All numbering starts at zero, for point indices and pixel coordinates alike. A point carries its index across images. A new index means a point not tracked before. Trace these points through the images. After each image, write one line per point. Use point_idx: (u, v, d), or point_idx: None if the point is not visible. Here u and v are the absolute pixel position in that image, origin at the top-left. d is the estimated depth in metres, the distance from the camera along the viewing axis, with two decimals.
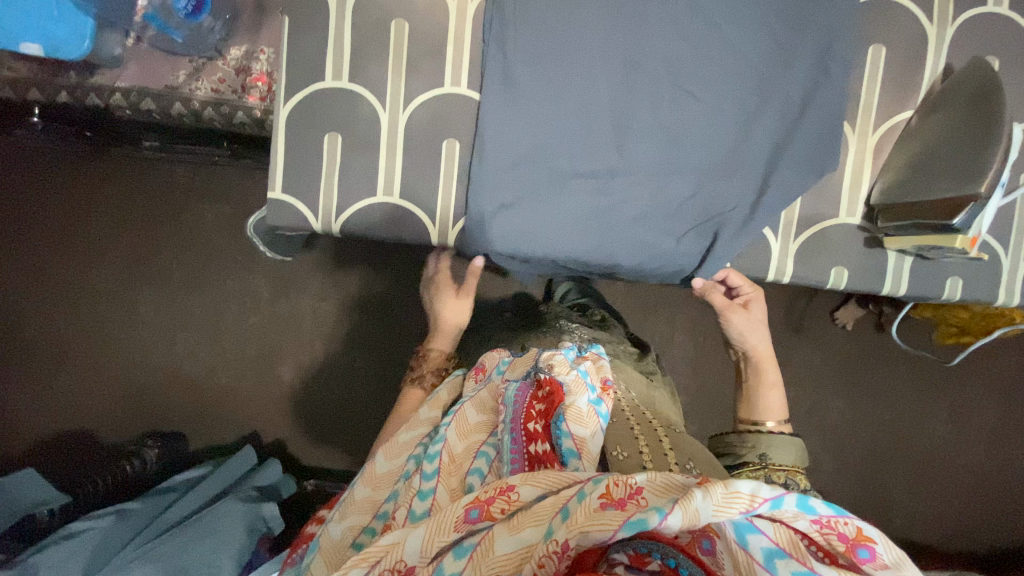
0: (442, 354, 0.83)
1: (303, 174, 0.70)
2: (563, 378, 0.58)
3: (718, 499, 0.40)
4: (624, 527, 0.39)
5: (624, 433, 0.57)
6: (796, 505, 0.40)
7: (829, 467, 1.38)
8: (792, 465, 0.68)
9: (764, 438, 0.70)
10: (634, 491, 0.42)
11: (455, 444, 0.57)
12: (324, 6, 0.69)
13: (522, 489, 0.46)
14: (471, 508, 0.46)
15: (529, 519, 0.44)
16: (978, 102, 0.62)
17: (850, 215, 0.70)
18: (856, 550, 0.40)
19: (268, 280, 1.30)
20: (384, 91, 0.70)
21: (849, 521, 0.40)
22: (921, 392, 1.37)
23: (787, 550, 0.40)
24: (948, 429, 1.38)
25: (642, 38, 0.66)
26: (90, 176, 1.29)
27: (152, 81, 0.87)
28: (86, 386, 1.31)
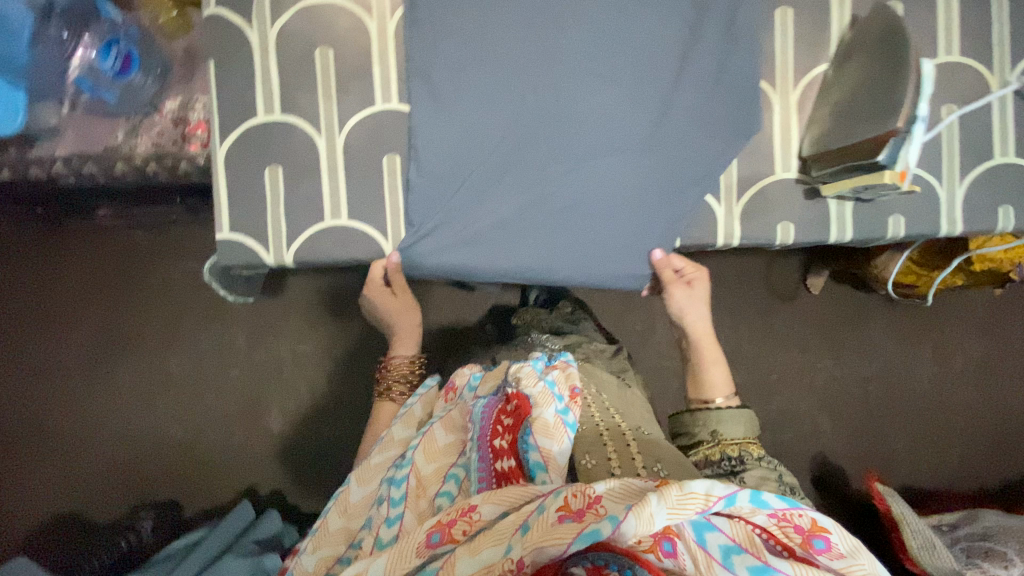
0: (407, 359, 0.79)
1: (249, 210, 0.70)
2: (530, 391, 0.59)
3: (673, 502, 0.43)
4: (577, 538, 0.42)
5: (592, 440, 0.60)
6: (750, 502, 0.45)
7: (830, 428, 1.38)
8: (743, 437, 0.68)
9: (715, 414, 0.70)
10: (592, 500, 0.44)
11: (423, 466, 0.58)
12: (247, 45, 0.70)
13: (483, 508, 0.48)
14: (433, 532, 0.48)
15: (489, 540, 0.45)
16: (886, 44, 0.64)
17: (786, 170, 0.72)
18: (811, 541, 0.45)
19: (244, 328, 1.29)
20: (317, 118, 0.71)
21: (803, 514, 0.45)
22: (902, 338, 1.39)
23: (743, 545, 0.45)
24: (934, 370, 1.40)
25: (556, 32, 0.69)
26: (47, 253, 1.27)
27: (91, 145, 0.86)
28: (70, 466, 1.27)
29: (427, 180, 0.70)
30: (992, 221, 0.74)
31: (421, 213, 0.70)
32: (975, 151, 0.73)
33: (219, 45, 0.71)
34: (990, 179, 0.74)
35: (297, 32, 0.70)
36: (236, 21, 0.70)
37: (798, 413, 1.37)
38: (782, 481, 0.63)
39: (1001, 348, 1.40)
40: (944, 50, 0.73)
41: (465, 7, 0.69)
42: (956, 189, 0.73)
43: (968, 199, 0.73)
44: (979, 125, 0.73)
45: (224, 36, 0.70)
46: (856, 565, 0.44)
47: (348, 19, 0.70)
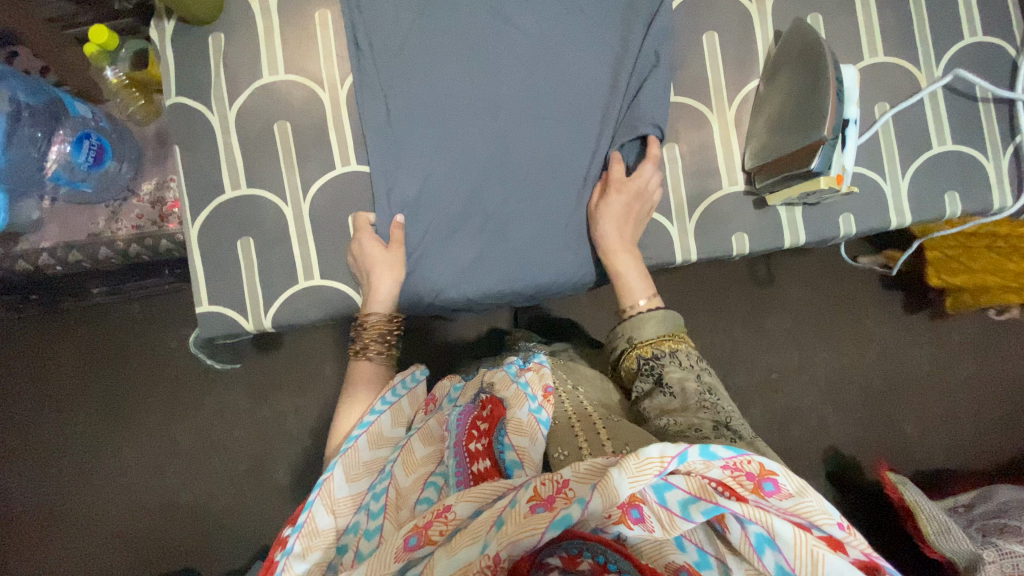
0: (385, 316, 0.69)
1: (226, 282, 0.74)
2: (503, 396, 0.63)
3: (632, 469, 0.42)
4: (550, 526, 0.41)
5: (564, 432, 0.58)
6: (700, 456, 0.43)
7: (837, 420, 1.25)
8: (658, 336, 0.63)
9: (627, 322, 0.65)
10: (560, 485, 0.45)
11: (402, 478, 0.56)
12: (210, 128, 0.75)
13: (457, 507, 0.48)
14: (411, 536, 0.47)
15: (466, 539, 0.44)
16: (807, 57, 0.68)
17: (733, 184, 0.75)
18: (763, 484, 0.43)
19: (244, 388, 1.31)
20: (282, 187, 0.74)
21: (752, 459, 0.44)
22: (896, 323, 1.27)
23: (698, 495, 0.43)
24: (932, 351, 1.27)
25: (494, 81, 0.73)
26: (47, 338, 1.30)
27: (75, 234, 0.91)
28: (85, 544, 1.28)
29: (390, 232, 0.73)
30: (940, 207, 0.76)
31: None
32: (912, 141, 0.76)
33: (184, 131, 0.75)
34: (932, 168, 0.76)
35: (255, 110, 0.75)
36: (198, 108, 0.75)
37: (801, 408, 1.25)
38: (702, 380, 0.58)
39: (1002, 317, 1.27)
40: (869, 52, 0.77)
41: (409, 68, 0.73)
42: (900, 182, 0.76)
43: (914, 189, 0.76)
44: (912, 120, 0.76)
45: (188, 122, 0.75)
46: (806, 504, 0.42)
47: (302, 92, 0.75)
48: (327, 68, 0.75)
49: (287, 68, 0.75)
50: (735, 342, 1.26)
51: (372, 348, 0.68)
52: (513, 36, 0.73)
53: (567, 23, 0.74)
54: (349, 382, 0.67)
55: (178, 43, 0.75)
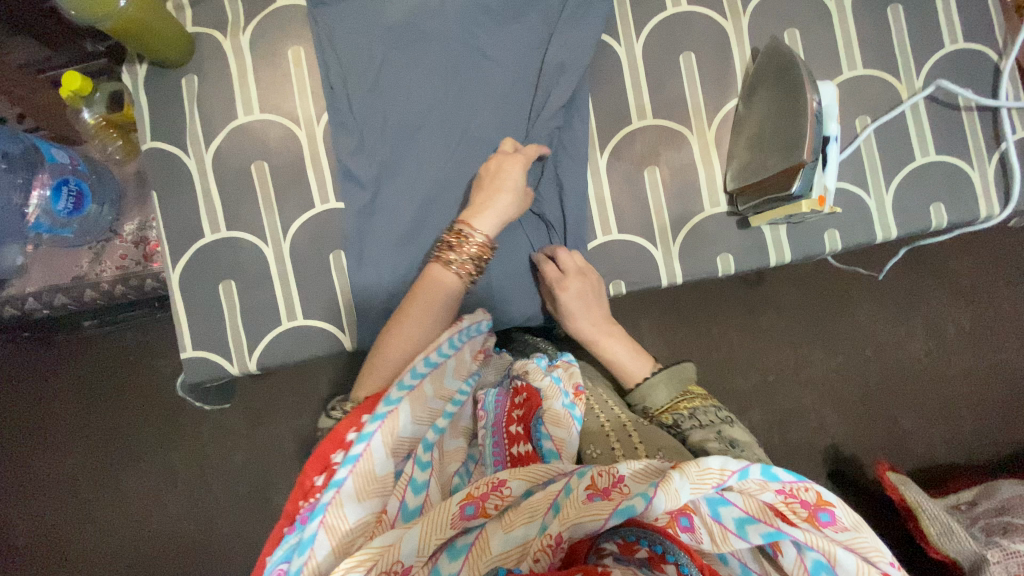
0: (484, 241, 0.64)
1: (209, 325, 0.73)
2: (539, 385, 0.58)
3: (693, 477, 0.41)
4: (613, 513, 0.40)
5: (595, 431, 0.58)
6: (760, 474, 0.42)
7: (837, 417, 1.24)
8: (672, 401, 0.64)
9: (639, 390, 0.67)
10: (617, 479, 0.43)
11: (447, 443, 0.55)
12: (186, 171, 0.74)
13: (513, 484, 0.45)
14: (467, 505, 0.44)
15: (522, 516, 0.42)
16: (783, 76, 0.67)
17: (716, 206, 0.75)
18: (818, 514, 0.41)
19: (241, 414, 1.27)
20: (262, 228, 0.74)
21: (810, 487, 0.42)
22: (893, 316, 1.26)
23: (756, 516, 0.42)
24: (929, 345, 1.26)
25: (470, 112, 0.73)
26: (41, 376, 1.29)
27: (58, 276, 0.90)
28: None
29: (366, 266, 0.73)
30: (926, 219, 0.75)
31: (364, 301, 0.73)
32: (895, 154, 0.76)
33: (160, 175, 0.74)
34: (916, 180, 0.75)
35: (231, 150, 0.74)
36: (174, 151, 0.74)
37: (801, 407, 1.24)
38: (721, 434, 0.57)
39: (993, 307, 1.26)
40: (848, 66, 0.76)
41: (385, 103, 0.73)
42: (885, 196, 0.75)
43: (899, 203, 0.75)
44: (894, 133, 0.76)
45: (164, 166, 0.74)
46: (862, 538, 0.41)
47: (278, 130, 0.74)
48: (303, 106, 0.75)
49: (263, 107, 0.74)
50: (732, 346, 1.25)
51: (449, 256, 0.63)
52: (486, 66, 0.73)
53: (540, 54, 0.74)
54: (422, 283, 0.63)
55: (152, 86, 0.75)
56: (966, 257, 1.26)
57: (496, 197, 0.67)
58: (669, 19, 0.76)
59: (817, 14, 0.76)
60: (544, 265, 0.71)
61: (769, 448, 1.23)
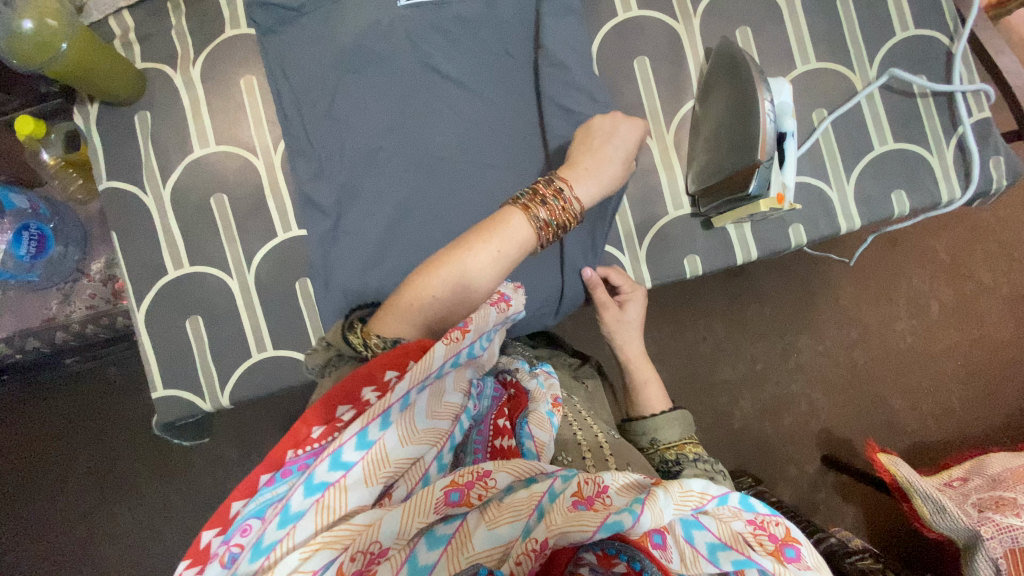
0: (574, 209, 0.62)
1: (180, 362, 0.72)
2: (529, 386, 0.57)
3: (676, 497, 0.43)
4: (602, 527, 0.40)
5: (568, 439, 0.58)
6: (738, 502, 0.44)
7: (825, 403, 1.25)
8: (679, 439, 0.65)
9: (649, 422, 0.68)
10: (602, 489, 0.43)
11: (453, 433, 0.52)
12: (146, 209, 0.73)
13: (498, 476, 0.44)
14: (451, 491, 0.43)
15: (507, 513, 0.42)
16: (734, 75, 0.67)
17: (678, 208, 0.75)
18: (784, 549, 0.42)
19: (231, 440, 1.26)
20: (225, 261, 0.73)
21: (780, 522, 0.43)
22: (873, 298, 1.27)
23: (729, 543, 0.42)
24: (911, 325, 1.26)
25: (428, 131, 0.73)
26: (28, 416, 1.27)
27: (27, 321, 0.88)
28: None
29: (331, 292, 0.72)
30: (888, 207, 0.76)
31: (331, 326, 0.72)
32: (854, 145, 0.76)
33: (120, 215, 0.74)
34: (875, 169, 0.76)
35: (189, 185, 0.74)
36: (132, 190, 0.74)
37: (790, 394, 1.25)
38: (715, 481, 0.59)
39: (971, 283, 1.27)
40: (801, 60, 0.76)
41: (340, 127, 0.73)
42: (846, 186, 0.76)
43: (860, 192, 0.76)
44: (851, 123, 0.76)
45: (123, 206, 0.73)
46: None
47: (236, 162, 0.74)
48: (260, 136, 0.74)
49: (219, 140, 0.74)
50: (717, 339, 1.25)
51: (537, 211, 0.60)
52: (441, 84, 0.73)
53: (493, 69, 0.74)
54: (503, 223, 0.59)
55: (106, 126, 0.74)
56: (941, 235, 1.27)
57: (603, 163, 0.66)
58: (620, 26, 0.76)
59: (767, 11, 0.77)
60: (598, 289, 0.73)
61: (760, 439, 1.23)
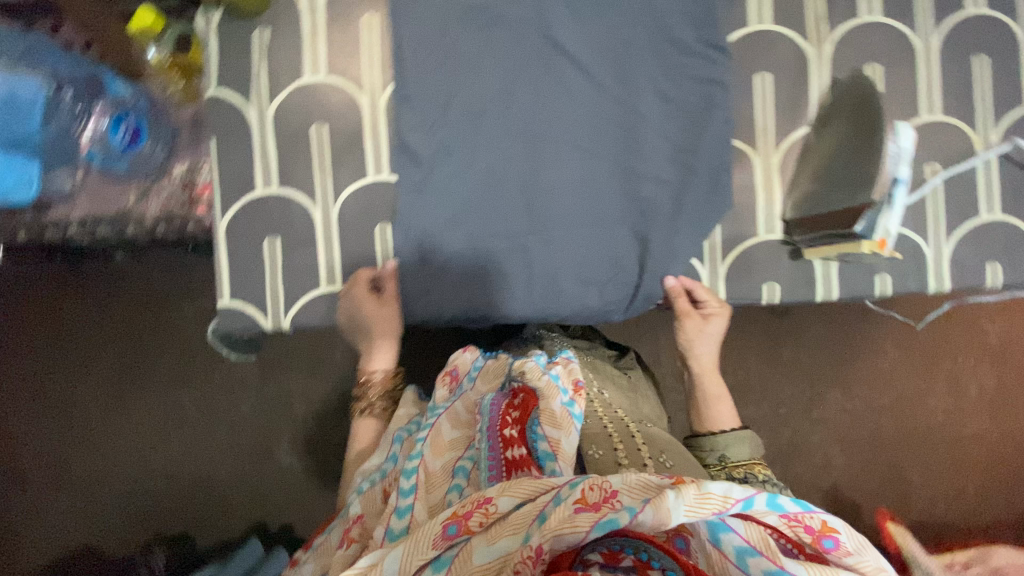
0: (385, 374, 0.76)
1: (249, 277, 0.74)
2: (535, 385, 0.58)
3: (691, 500, 0.41)
4: (595, 527, 0.40)
5: (597, 432, 0.58)
6: (766, 505, 0.42)
7: (849, 459, 1.22)
8: (750, 460, 0.65)
9: (721, 438, 0.67)
10: (609, 494, 0.42)
11: (432, 462, 0.55)
12: (247, 122, 0.74)
13: (499, 500, 0.45)
14: (449, 525, 0.45)
15: (506, 530, 0.43)
16: (863, 114, 0.65)
17: (770, 232, 0.73)
18: (822, 541, 0.42)
19: (254, 365, 1.24)
20: (313, 189, 0.74)
21: (815, 515, 0.42)
22: (923, 367, 1.23)
23: (759, 548, 0.42)
24: (953, 402, 1.23)
25: (537, 105, 0.72)
26: (56, 306, 1.23)
27: (102, 207, 0.87)
28: (79, 509, 1.23)
29: (411, 242, 0.73)
30: (981, 277, 0.74)
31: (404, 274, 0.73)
32: (961, 207, 0.74)
33: (220, 122, 0.74)
34: (977, 235, 0.74)
35: (293, 108, 0.74)
36: (238, 101, 0.74)
37: (816, 443, 1.22)
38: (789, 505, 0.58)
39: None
40: (926, 109, 0.74)
41: (451, 82, 0.73)
42: (943, 246, 0.73)
43: (957, 255, 0.74)
44: (963, 184, 0.74)
45: (226, 115, 0.74)
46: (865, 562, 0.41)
47: (342, 95, 0.74)
48: (369, 74, 0.74)
49: (330, 70, 0.74)
50: (756, 373, 1.23)
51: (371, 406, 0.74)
52: (558, 59, 0.72)
53: (613, 52, 0.72)
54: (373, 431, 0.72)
55: (224, 34, 0.75)
56: (1005, 319, 1.23)
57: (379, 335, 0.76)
58: (751, 35, 0.74)
59: (904, 52, 0.74)
60: (678, 299, 0.74)
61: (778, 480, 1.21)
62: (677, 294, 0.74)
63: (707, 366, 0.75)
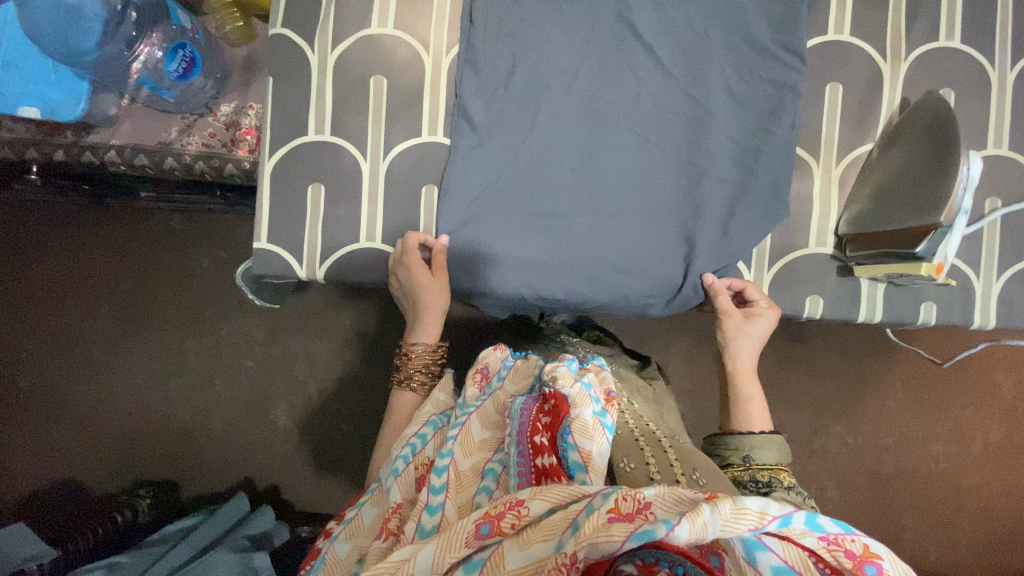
0: (429, 347, 0.70)
1: (289, 223, 0.73)
2: (567, 391, 0.54)
3: (726, 515, 0.38)
4: (630, 537, 0.38)
5: (628, 442, 0.55)
6: (804, 523, 0.39)
7: (851, 492, 1.21)
8: (775, 464, 0.63)
9: (747, 438, 0.65)
10: (643, 505, 0.40)
11: (461, 461, 0.54)
12: (307, 66, 0.73)
13: (531, 504, 0.43)
14: (482, 524, 0.43)
15: (539, 534, 0.42)
16: (934, 135, 0.64)
17: (821, 246, 0.73)
18: (864, 567, 0.39)
19: (263, 322, 1.21)
20: (365, 142, 0.73)
21: (856, 538, 0.39)
22: (942, 411, 1.21)
23: (796, 568, 0.40)
24: (966, 450, 1.21)
25: (602, 87, 0.71)
26: (79, 237, 1.20)
27: (144, 138, 0.87)
28: (68, 443, 1.20)
29: (456, 208, 0.71)
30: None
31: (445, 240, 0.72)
32: (1016, 246, 0.72)
33: (280, 63, 0.73)
34: None
35: (355, 58, 0.73)
36: (300, 44, 0.73)
37: (821, 472, 1.21)
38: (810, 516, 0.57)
39: None
40: (993, 143, 0.73)
41: (519, 52, 0.71)
42: (993, 283, 0.72)
43: (1005, 295, 0.72)
44: (1022, 223, 0.72)
45: (286, 56, 0.73)
46: None
47: (406, 52, 0.73)
48: (436, 34, 0.73)
49: (397, 25, 0.73)
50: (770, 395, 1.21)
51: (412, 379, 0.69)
52: (629, 44, 0.71)
53: (687, 44, 0.71)
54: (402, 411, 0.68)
55: None
56: None
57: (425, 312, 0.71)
58: (826, 45, 0.73)
59: (980, 82, 0.73)
60: (719, 296, 0.71)
61: None
62: (719, 288, 0.72)
63: (744, 367, 0.71)
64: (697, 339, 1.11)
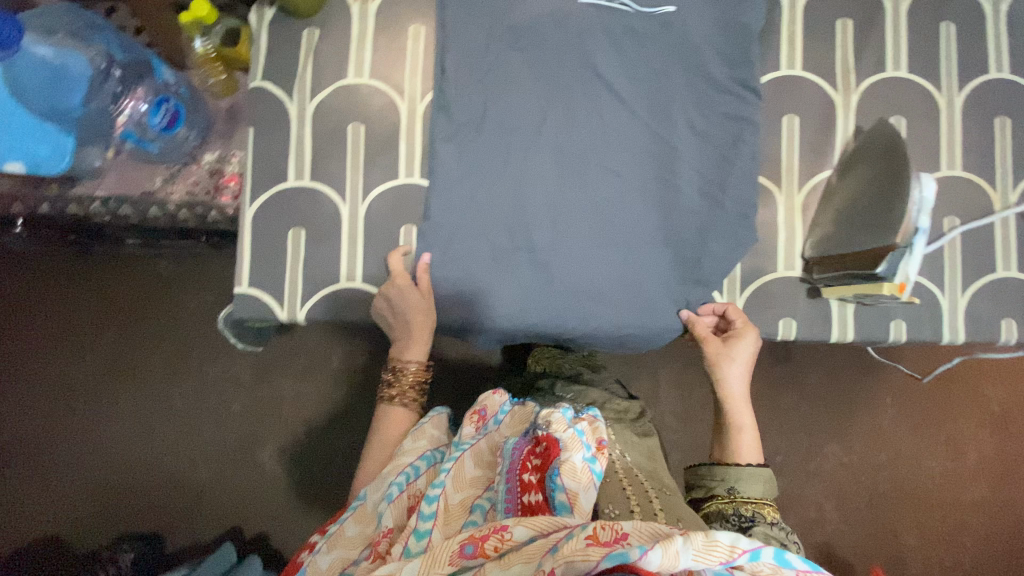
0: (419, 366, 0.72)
1: (271, 266, 0.74)
2: (559, 435, 0.55)
3: (698, 544, 0.40)
4: (606, 557, 0.39)
5: (614, 490, 0.56)
6: (772, 558, 0.41)
7: (848, 513, 1.20)
8: (759, 497, 0.64)
9: (734, 470, 0.66)
10: (620, 535, 0.42)
11: (452, 494, 0.54)
12: (287, 115, 0.76)
13: (515, 529, 0.45)
14: (467, 543, 0.46)
15: (520, 557, 0.44)
16: (887, 159, 0.66)
17: (789, 269, 0.75)
18: None
19: (248, 365, 1.20)
20: (344, 185, 0.75)
21: None
22: (930, 426, 1.21)
23: None
24: (958, 464, 1.21)
25: (570, 125, 0.74)
26: (64, 288, 1.20)
27: (128, 188, 0.88)
28: (50, 499, 1.17)
29: (434, 246, 0.73)
30: (994, 332, 0.74)
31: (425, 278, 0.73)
32: (978, 261, 0.75)
33: (260, 113, 0.76)
34: (992, 291, 0.75)
35: (333, 106, 0.76)
36: (280, 94, 0.76)
37: (817, 494, 1.20)
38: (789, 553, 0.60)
39: None
40: (947, 164, 0.76)
41: (490, 95, 0.75)
42: (959, 298, 0.74)
43: (972, 309, 0.74)
44: (981, 239, 0.75)
45: (267, 106, 0.76)
46: None
47: (383, 99, 0.76)
48: (410, 82, 0.77)
49: (373, 74, 0.76)
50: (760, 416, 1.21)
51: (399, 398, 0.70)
52: (595, 84, 0.75)
53: (649, 83, 0.75)
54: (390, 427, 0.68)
55: (274, 31, 0.77)
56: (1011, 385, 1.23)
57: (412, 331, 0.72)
58: (781, 80, 0.77)
59: (929, 108, 0.77)
60: (699, 322, 0.73)
61: None
62: (700, 315, 0.74)
63: (736, 395, 0.70)
64: (684, 364, 1.12)
